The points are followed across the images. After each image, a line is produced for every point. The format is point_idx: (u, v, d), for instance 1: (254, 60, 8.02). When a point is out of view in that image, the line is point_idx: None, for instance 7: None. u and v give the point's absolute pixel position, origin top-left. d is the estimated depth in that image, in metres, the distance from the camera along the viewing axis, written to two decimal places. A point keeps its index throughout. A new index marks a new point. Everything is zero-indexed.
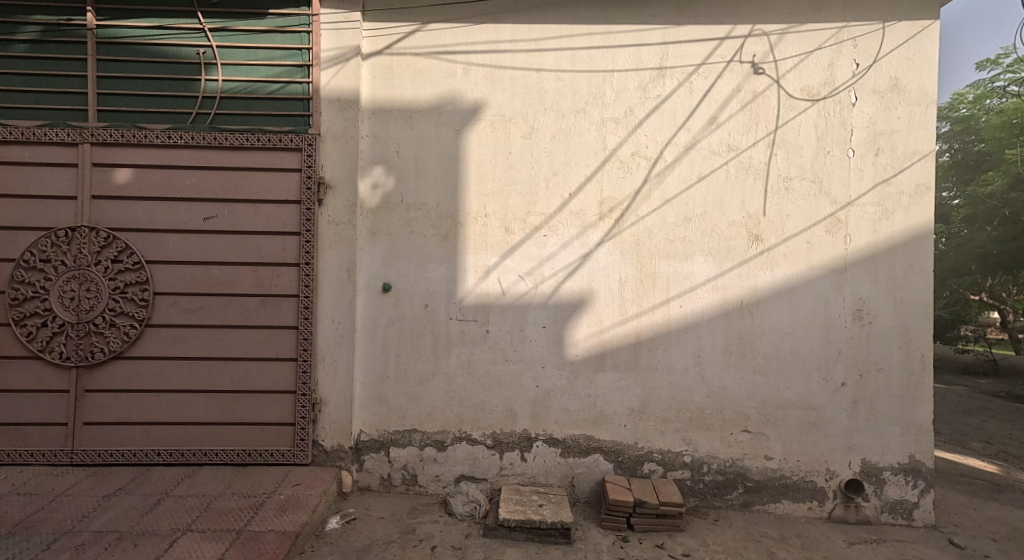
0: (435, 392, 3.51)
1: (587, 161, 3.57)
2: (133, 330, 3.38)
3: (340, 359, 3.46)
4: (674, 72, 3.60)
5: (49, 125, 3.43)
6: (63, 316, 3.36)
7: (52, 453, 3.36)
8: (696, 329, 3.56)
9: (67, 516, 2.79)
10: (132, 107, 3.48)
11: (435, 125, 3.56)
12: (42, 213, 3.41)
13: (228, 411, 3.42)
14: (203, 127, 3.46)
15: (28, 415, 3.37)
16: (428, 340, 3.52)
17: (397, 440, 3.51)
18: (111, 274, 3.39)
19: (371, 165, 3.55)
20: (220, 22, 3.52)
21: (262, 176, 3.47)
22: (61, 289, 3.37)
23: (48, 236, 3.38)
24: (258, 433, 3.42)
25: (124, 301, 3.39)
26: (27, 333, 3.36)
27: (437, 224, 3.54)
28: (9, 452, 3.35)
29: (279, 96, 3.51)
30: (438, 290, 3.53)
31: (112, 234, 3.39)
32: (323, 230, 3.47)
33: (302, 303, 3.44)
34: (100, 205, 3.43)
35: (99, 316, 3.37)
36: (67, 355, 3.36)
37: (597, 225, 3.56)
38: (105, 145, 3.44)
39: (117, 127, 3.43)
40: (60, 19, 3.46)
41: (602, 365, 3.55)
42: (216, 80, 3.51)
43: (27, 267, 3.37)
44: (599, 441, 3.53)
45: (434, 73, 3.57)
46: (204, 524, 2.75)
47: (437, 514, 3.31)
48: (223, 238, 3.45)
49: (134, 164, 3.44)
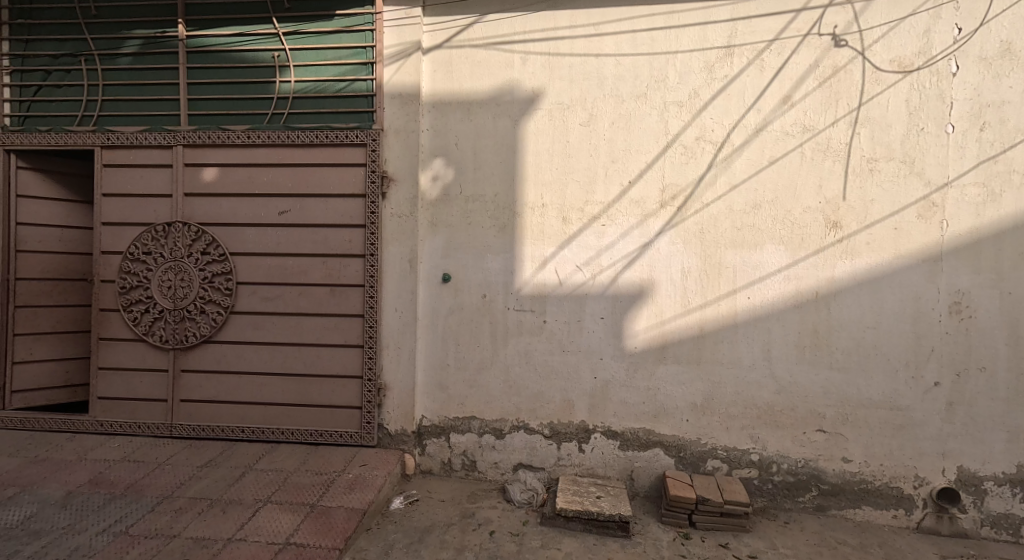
0: (494, 381, 3.57)
1: (648, 147, 3.46)
2: (219, 317, 3.68)
3: (403, 347, 3.60)
4: (743, 50, 3.39)
5: (148, 129, 3.78)
6: (162, 303, 3.72)
7: (154, 426, 3.74)
8: (765, 322, 3.37)
9: (167, 482, 3.11)
10: (216, 111, 3.77)
11: (493, 116, 3.58)
12: (144, 210, 3.79)
13: (301, 393, 3.65)
14: (278, 127, 3.68)
15: (135, 391, 3.78)
16: (487, 329, 3.58)
17: (457, 427, 3.60)
18: (201, 265, 3.71)
19: (431, 157, 3.63)
20: (292, 26, 3.71)
21: (330, 172, 3.65)
22: (160, 278, 3.73)
23: (149, 231, 3.75)
24: (328, 414, 3.64)
25: (212, 290, 3.70)
26: (133, 318, 3.76)
27: (495, 215, 3.57)
28: (120, 423, 3.77)
29: (345, 94, 3.66)
30: (496, 280, 3.57)
31: (201, 229, 3.70)
32: (387, 223, 3.61)
33: (368, 293, 3.60)
34: (191, 202, 3.75)
35: (191, 303, 3.70)
36: (165, 338, 3.73)
37: (659, 214, 3.45)
38: (194, 147, 3.75)
39: (204, 130, 3.73)
40: (156, 32, 3.80)
41: (663, 357, 3.45)
42: (289, 81, 3.71)
43: (133, 259, 3.77)
44: (659, 435, 3.45)
45: (492, 64, 3.58)
46: (282, 497, 2.97)
47: (495, 500, 3.37)
48: (296, 231, 3.67)
49: (219, 164, 3.73)
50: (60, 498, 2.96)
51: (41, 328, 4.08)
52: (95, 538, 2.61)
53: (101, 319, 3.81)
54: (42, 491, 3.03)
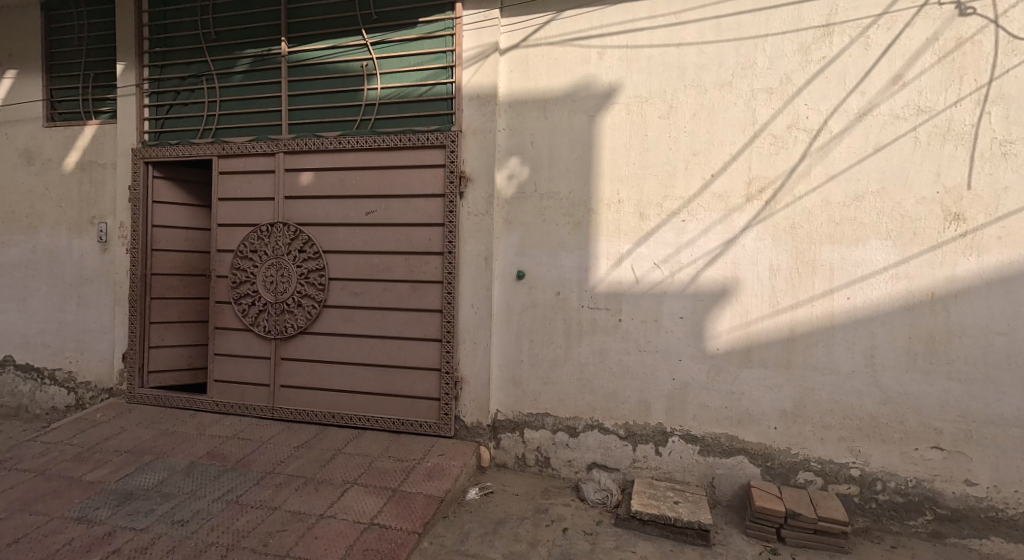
0: (568, 378, 3.55)
1: (734, 137, 3.27)
2: (314, 310, 3.99)
3: (479, 342, 3.69)
4: (845, 28, 3.10)
5: (255, 139, 4.18)
6: (266, 296, 4.10)
7: (258, 408, 4.13)
8: (869, 324, 3.07)
9: (269, 459, 3.43)
10: (312, 120, 4.08)
11: (569, 113, 3.55)
12: (252, 212, 4.20)
13: (385, 383, 3.86)
14: (365, 132, 3.91)
15: (243, 375, 4.20)
16: (561, 326, 3.57)
17: (531, 422, 3.63)
18: (298, 262, 4.04)
19: (507, 156, 3.68)
20: (379, 36, 3.92)
21: (412, 173, 3.82)
22: (265, 274, 4.12)
23: (256, 231, 4.15)
24: (409, 405, 3.82)
25: (308, 285, 4.02)
26: (243, 309, 4.18)
27: (570, 212, 3.55)
28: (231, 404, 4.21)
29: (427, 98, 3.81)
30: (570, 277, 3.55)
31: (299, 229, 4.03)
32: (464, 221, 3.71)
33: (446, 289, 3.73)
34: (290, 204, 4.10)
35: (290, 297, 4.05)
36: (268, 328, 4.11)
37: (745, 208, 3.25)
38: (293, 154, 4.08)
39: (302, 138, 4.05)
40: (263, 50, 4.19)
41: (749, 360, 3.25)
42: (376, 89, 3.93)
43: (242, 256, 4.19)
44: (744, 442, 3.25)
45: (569, 61, 3.56)
46: (367, 479, 3.17)
47: (569, 498, 3.36)
48: (381, 230, 3.88)
49: (314, 169, 4.04)
50: (183, 467, 3.36)
51: (171, 317, 4.66)
52: (211, 504, 2.94)
53: (217, 310, 4.28)
54: (170, 459, 3.47)
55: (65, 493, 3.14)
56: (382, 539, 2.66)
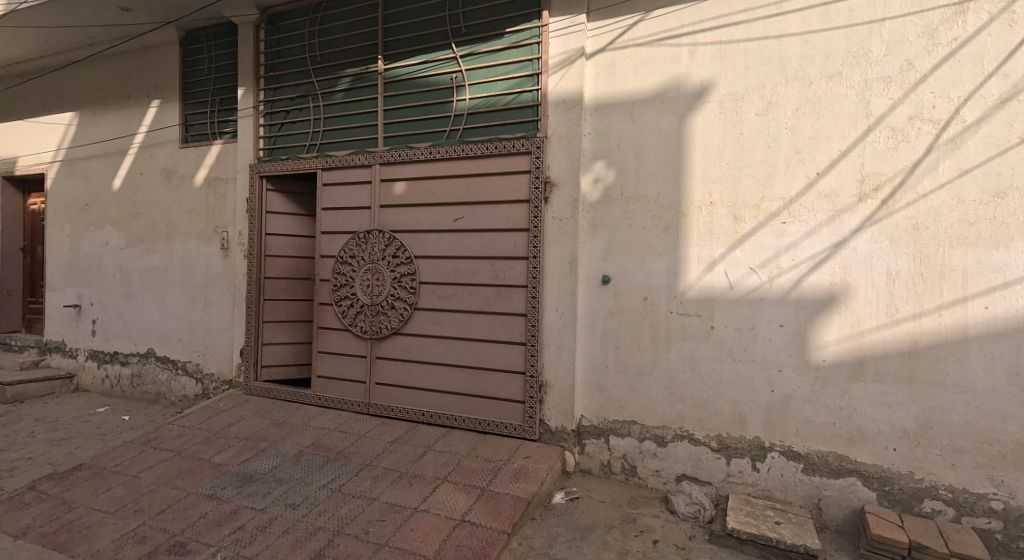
0: (656, 386, 3.46)
1: (843, 132, 3.02)
2: (406, 312, 4.20)
3: (563, 346, 3.69)
4: (980, 6, 2.76)
5: (354, 152, 4.50)
6: (363, 299, 4.39)
7: (355, 403, 4.42)
8: (1013, 338, 2.70)
9: (367, 452, 3.66)
10: (405, 132, 4.31)
11: (658, 114, 3.47)
12: (351, 221, 4.52)
13: (471, 384, 3.97)
14: (454, 142, 4.06)
15: (343, 372, 4.51)
16: (649, 332, 3.48)
17: (618, 429, 3.57)
18: (392, 266, 4.28)
19: (593, 160, 3.66)
20: (468, 49, 4.06)
21: (498, 180, 3.91)
22: (362, 278, 4.41)
23: (354, 238, 4.46)
24: (494, 406, 3.89)
25: (400, 288, 4.25)
26: (342, 310, 4.50)
27: (658, 215, 3.46)
28: (331, 398, 4.53)
29: (513, 106, 3.89)
30: (658, 283, 3.46)
31: (393, 236, 4.28)
32: (549, 226, 3.74)
33: (531, 293, 3.77)
34: (385, 212, 4.35)
35: (385, 299, 4.30)
36: (365, 328, 4.39)
37: (856, 208, 2.99)
38: (387, 164, 4.33)
39: (396, 149, 4.29)
40: (362, 69, 4.51)
41: (861, 374, 2.98)
42: (464, 99, 4.07)
43: (342, 261, 4.52)
44: (855, 462, 2.99)
45: (658, 61, 3.47)
46: (457, 477, 3.28)
47: (658, 509, 3.27)
48: (469, 236, 4.01)
49: (406, 178, 4.26)
50: (293, 455, 3.68)
51: (280, 317, 5.12)
52: (318, 491, 3.20)
53: (320, 311, 4.64)
54: (282, 447, 3.81)
55: (198, 472, 3.56)
56: (473, 536, 2.75)
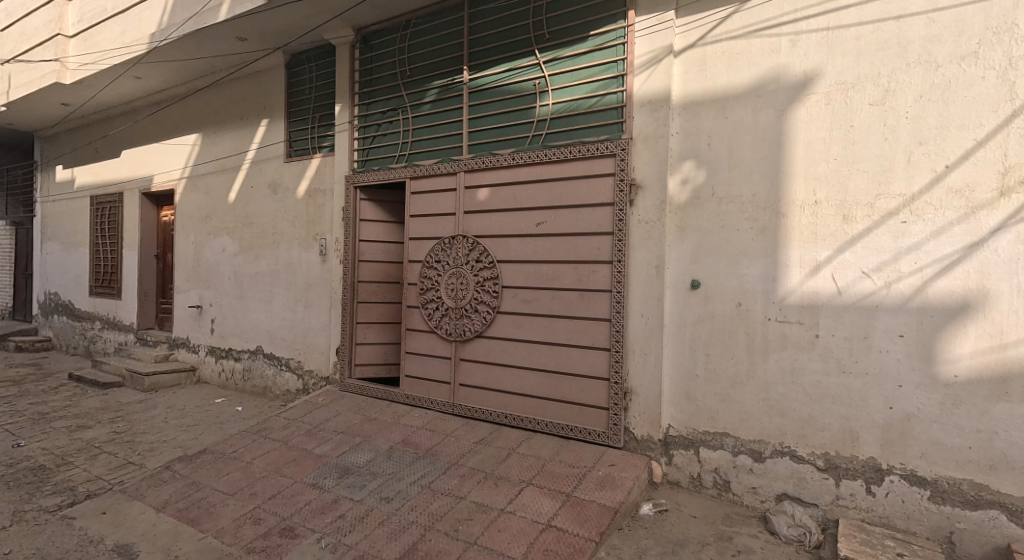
0: (752, 397, 3.26)
1: (980, 119, 2.69)
2: (489, 315, 4.29)
3: (649, 352, 3.59)
4: None
5: (440, 161, 4.67)
6: (448, 302, 4.53)
7: (440, 403, 4.56)
8: None
9: (453, 452, 3.77)
10: (489, 139, 4.41)
11: (755, 109, 3.28)
12: (437, 227, 4.69)
13: (554, 389, 3.96)
14: (537, 147, 4.09)
15: (429, 372, 4.68)
16: (744, 340, 3.29)
17: (709, 442, 3.41)
18: (476, 271, 4.39)
19: (681, 160, 3.53)
20: (552, 54, 4.09)
21: (581, 183, 3.88)
22: (447, 281, 4.56)
23: (440, 244, 4.62)
24: (577, 411, 3.84)
25: (483, 292, 4.34)
26: (429, 313, 4.68)
27: (754, 216, 3.26)
28: (418, 397, 4.71)
29: (597, 108, 3.85)
30: (754, 287, 3.26)
31: (476, 241, 4.38)
32: (634, 229, 3.66)
33: (615, 298, 3.70)
34: (469, 218, 4.47)
35: (469, 303, 4.41)
36: (450, 331, 4.53)
37: (994, 204, 2.64)
38: (472, 171, 4.45)
39: (480, 156, 4.40)
40: (448, 81, 4.68)
41: (1003, 392, 2.62)
42: (547, 104, 4.09)
43: (429, 266, 4.70)
44: (996, 493, 2.63)
45: (755, 53, 3.29)
46: (542, 481, 3.28)
47: (756, 529, 3.06)
48: (551, 240, 4.01)
49: (490, 185, 4.35)
50: (385, 451, 3.87)
51: (372, 318, 5.42)
52: (409, 486, 3.34)
53: (408, 313, 4.86)
54: (375, 442, 4.03)
55: (302, 461, 3.85)
56: (560, 542, 2.74)
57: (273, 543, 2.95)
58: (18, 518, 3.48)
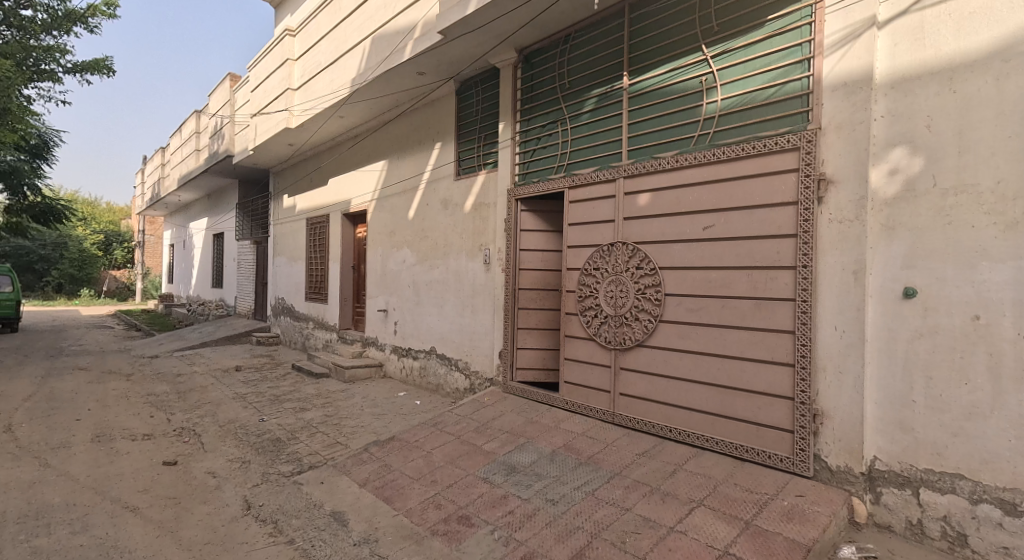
0: (998, 434, 2.63)
1: None
2: (650, 324, 4.15)
3: (846, 371, 3.12)
4: None
5: (599, 169, 4.68)
6: (607, 310, 4.50)
7: (600, 411, 4.52)
8: None
9: (616, 461, 3.71)
10: (650, 143, 4.29)
11: (998, 78, 2.67)
12: (595, 234, 4.69)
13: (725, 405, 3.66)
14: (703, 147, 3.87)
15: (588, 380, 4.68)
16: (984, 362, 2.68)
17: (933, 483, 2.83)
18: (636, 278, 4.29)
19: (888, 148, 3.03)
20: (721, 47, 3.84)
21: (755, 182, 3.56)
22: (606, 289, 4.53)
23: (599, 251, 4.62)
24: (754, 432, 3.50)
25: (644, 300, 4.21)
26: (587, 321, 4.69)
27: (998, 209, 2.65)
28: (577, 403, 4.73)
29: (776, 99, 3.50)
30: (998, 297, 2.64)
31: (636, 247, 4.28)
32: (825, 230, 3.23)
33: (800, 307, 3.30)
34: (628, 224, 4.39)
35: (629, 311, 4.32)
36: (609, 339, 4.48)
37: None
38: (632, 177, 4.37)
39: (640, 161, 4.30)
40: (608, 88, 4.68)
41: None
42: (715, 101, 3.85)
43: (587, 273, 4.72)
44: None
45: (996, 10, 2.69)
46: (716, 504, 3.06)
47: None
48: (721, 245, 3.74)
49: (651, 189, 4.21)
50: (548, 454, 3.98)
51: (531, 324, 5.62)
52: (573, 491, 3.38)
53: (567, 320, 4.93)
54: (538, 444, 4.16)
55: (473, 456, 4.15)
56: None
57: (452, 528, 3.23)
58: (264, 478, 4.35)
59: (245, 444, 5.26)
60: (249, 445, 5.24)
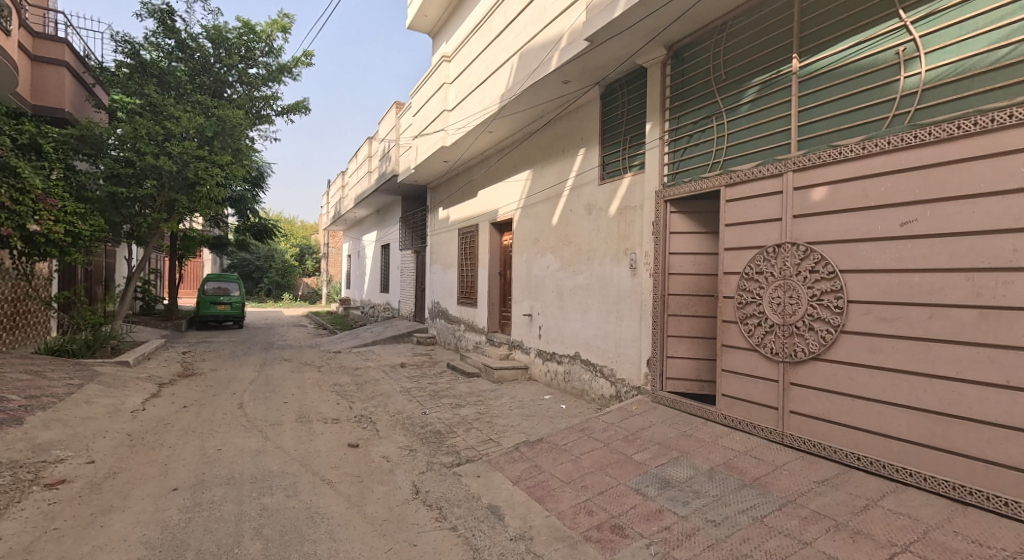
0: None
1: None
2: (829, 335, 3.66)
3: None
4: None
5: (762, 163, 4.27)
6: (772, 318, 4.08)
7: (767, 430, 4.08)
8: None
9: (789, 487, 3.33)
10: (827, 130, 3.82)
11: None
12: (757, 235, 4.28)
13: (936, 434, 3.06)
14: (900, 128, 3.32)
15: (750, 394, 4.27)
16: None
17: None
18: (809, 282, 3.81)
19: None
20: (925, 9, 3.30)
21: (978, 166, 2.93)
22: (771, 295, 4.11)
23: (762, 253, 4.21)
24: (981, 470, 2.87)
25: (821, 307, 3.73)
26: (749, 329, 4.30)
27: None
28: (738, 420, 4.34)
29: (1007, 61, 2.90)
30: None
31: (809, 248, 3.81)
32: None
33: None
34: (800, 222, 3.92)
35: (800, 319, 3.87)
36: (775, 350, 4.06)
37: None
38: (804, 170, 3.90)
39: (814, 151, 3.83)
40: (772, 74, 4.27)
41: None
42: (918, 73, 3.31)
43: (749, 278, 4.33)
44: None
45: None
46: (926, 551, 2.57)
47: None
48: (926, 243, 3.16)
49: (829, 182, 3.71)
50: (706, 471, 3.72)
51: (683, 332, 5.32)
52: (738, 514, 3.12)
53: (725, 328, 4.57)
54: (694, 459, 3.92)
55: (623, 465, 4.06)
56: None
57: (605, 536, 3.19)
58: (429, 467, 4.77)
59: (411, 435, 5.83)
60: (414, 435, 5.79)
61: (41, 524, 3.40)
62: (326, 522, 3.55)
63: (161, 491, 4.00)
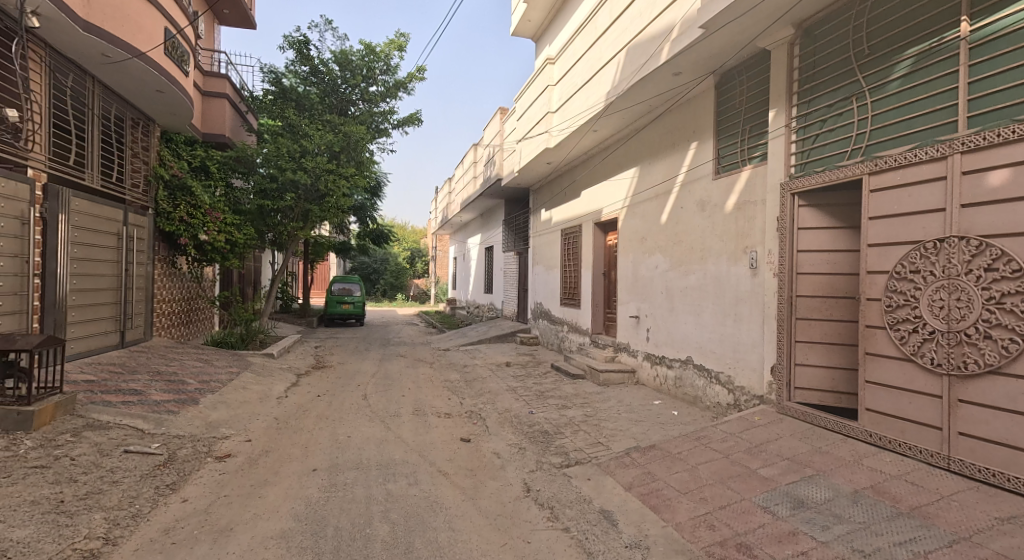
0: None
1: None
2: (1013, 344, 3.10)
3: None
4: None
5: (919, 146, 3.73)
6: (933, 324, 3.55)
7: (928, 453, 3.54)
8: None
9: (960, 522, 2.86)
10: (1008, 102, 3.25)
11: None
12: (911, 229, 3.75)
13: None
14: None
15: (903, 410, 3.75)
16: None
17: None
18: (984, 282, 3.27)
19: None
20: None
21: None
22: (931, 297, 3.58)
23: (918, 249, 3.68)
24: None
25: (1002, 312, 3.17)
26: (900, 336, 3.78)
27: None
28: (889, 439, 3.82)
29: None
30: None
31: (984, 242, 3.27)
32: None
33: None
34: (970, 213, 3.37)
35: (972, 326, 3.32)
36: (938, 361, 3.52)
37: None
38: (976, 151, 3.34)
39: (991, 128, 3.27)
40: (932, 43, 3.73)
41: None
42: None
43: (900, 277, 3.81)
44: None
45: None
46: None
47: None
48: None
49: (1012, 163, 3.15)
50: (850, 493, 3.33)
51: (814, 338, 4.82)
52: (893, 547, 2.75)
53: (869, 335, 4.06)
54: (834, 480, 3.53)
55: (747, 479, 3.78)
56: None
57: (730, 555, 2.99)
58: (539, 466, 4.82)
59: (519, 433, 5.93)
60: (522, 434, 5.88)
61: (215, 490, 3.97)
62: (444, 512, 3.73)
63: (303, 470, 4.48)
